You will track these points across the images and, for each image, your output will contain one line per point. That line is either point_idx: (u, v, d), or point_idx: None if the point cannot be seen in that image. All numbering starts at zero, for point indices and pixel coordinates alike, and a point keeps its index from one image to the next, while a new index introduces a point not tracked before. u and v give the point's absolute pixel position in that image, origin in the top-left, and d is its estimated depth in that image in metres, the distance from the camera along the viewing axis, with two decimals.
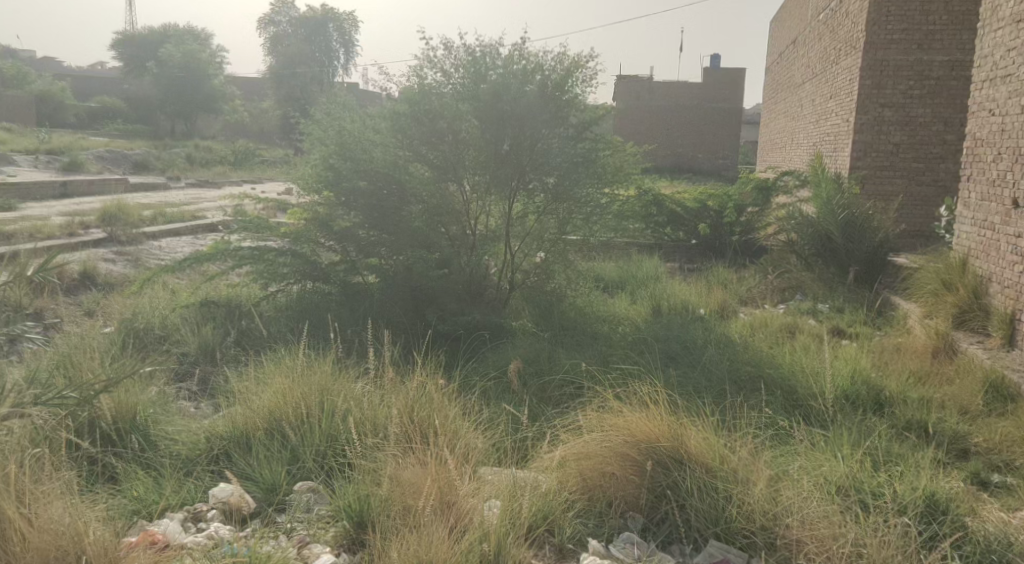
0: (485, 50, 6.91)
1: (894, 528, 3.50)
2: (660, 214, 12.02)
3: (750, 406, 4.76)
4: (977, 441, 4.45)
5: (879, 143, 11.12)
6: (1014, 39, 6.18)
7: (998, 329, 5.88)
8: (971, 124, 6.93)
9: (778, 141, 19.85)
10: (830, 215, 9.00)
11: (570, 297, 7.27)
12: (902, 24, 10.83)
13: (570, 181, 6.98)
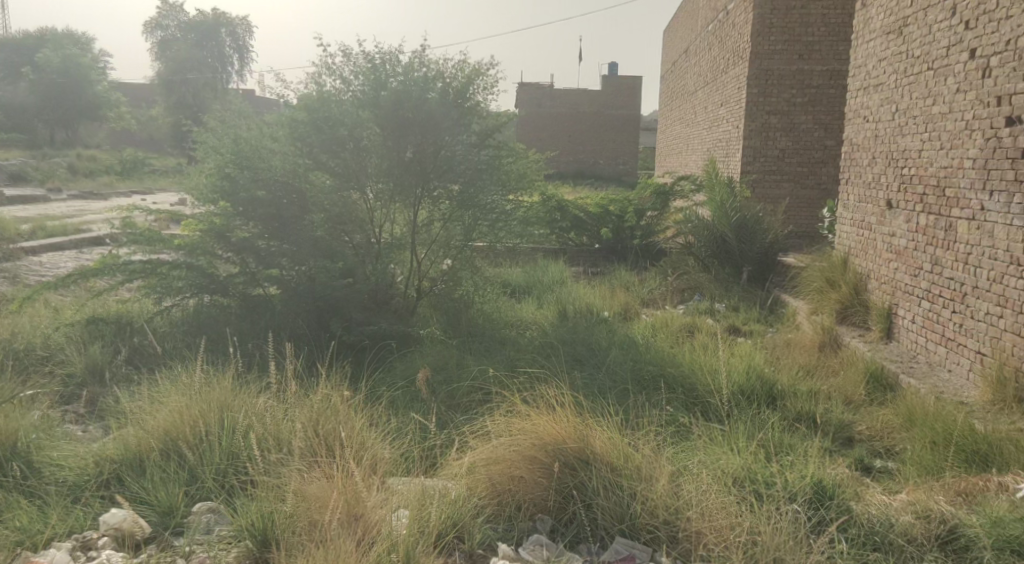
0: (384, 56, 6.88)
1: (785, 515, 3.72)
2: (564, 218, 12.41)
3: (653, 404, 4.86)
4: (859, 429, 4.75)
5: (766, 149, 11.67)
6: (884, 50, 6.63)
7: (878, 322, 6.35)
8: (847, 130, 7.38)
9: (674, 145, 20.58)
10: (724, 219, 9.39)
11: (477, 304, 7.32)
12: (783, 35, 11.39)
13: (475, 188, 7.06)
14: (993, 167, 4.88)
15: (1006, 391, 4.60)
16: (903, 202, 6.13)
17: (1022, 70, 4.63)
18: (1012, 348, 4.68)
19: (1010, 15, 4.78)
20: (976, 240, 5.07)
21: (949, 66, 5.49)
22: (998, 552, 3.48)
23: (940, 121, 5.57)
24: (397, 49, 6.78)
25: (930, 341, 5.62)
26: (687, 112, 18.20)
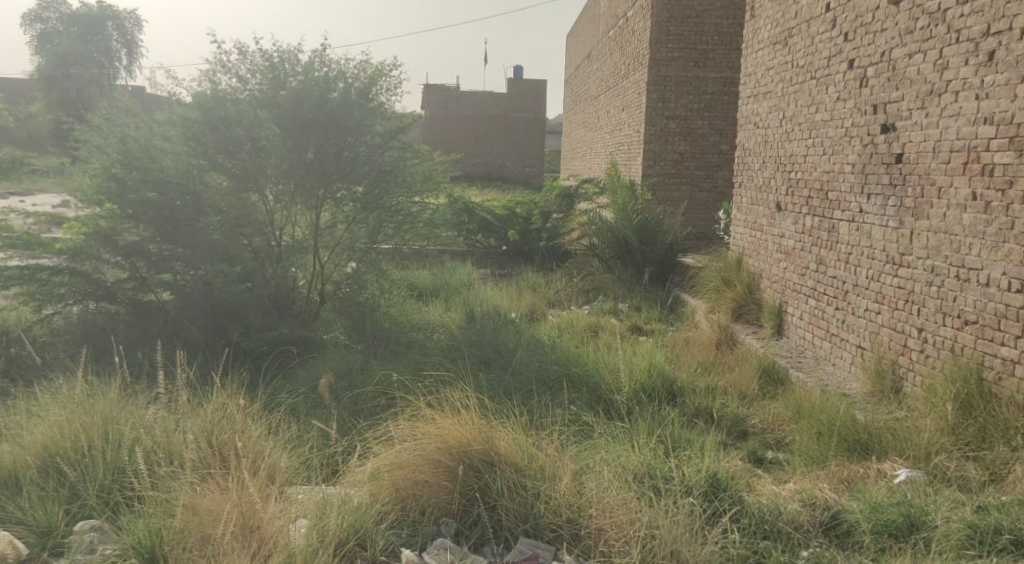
0: (282, 55, 6.76)
1: (682, 508, 3.82)
2: (472, 220, 12.43)
3: (557, 404, 4.88)
4: (753, 422, 4.96)
5: (664, 153, 12.03)
6: (771, 59, 6.95)
7: (769, 319, 6.72)
8: (740, 135, 7.65)
9: (578, 147, 20.93)
10: (626, 220, 9.61)
11: (383, 307, 7.28)
12: (680, 42, 11.77)
13: (379, 190, 7.07)
14: (871, 171, 5.30)
15: (883, 382, 5.05)
16: (791, 204, 6.47)
17: (895, 81, 5.04)
18: (888, 342, 5.13)
19: (884, 28, 5.17)
20: (857, 240, 5.50)
21: (830, 75, 5.86)
22: (876, 535, 3.68)
23: (822, 128, 5.94)
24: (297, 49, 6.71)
25: (817, 337, 6.02)
26: (590, 115, 18.54)
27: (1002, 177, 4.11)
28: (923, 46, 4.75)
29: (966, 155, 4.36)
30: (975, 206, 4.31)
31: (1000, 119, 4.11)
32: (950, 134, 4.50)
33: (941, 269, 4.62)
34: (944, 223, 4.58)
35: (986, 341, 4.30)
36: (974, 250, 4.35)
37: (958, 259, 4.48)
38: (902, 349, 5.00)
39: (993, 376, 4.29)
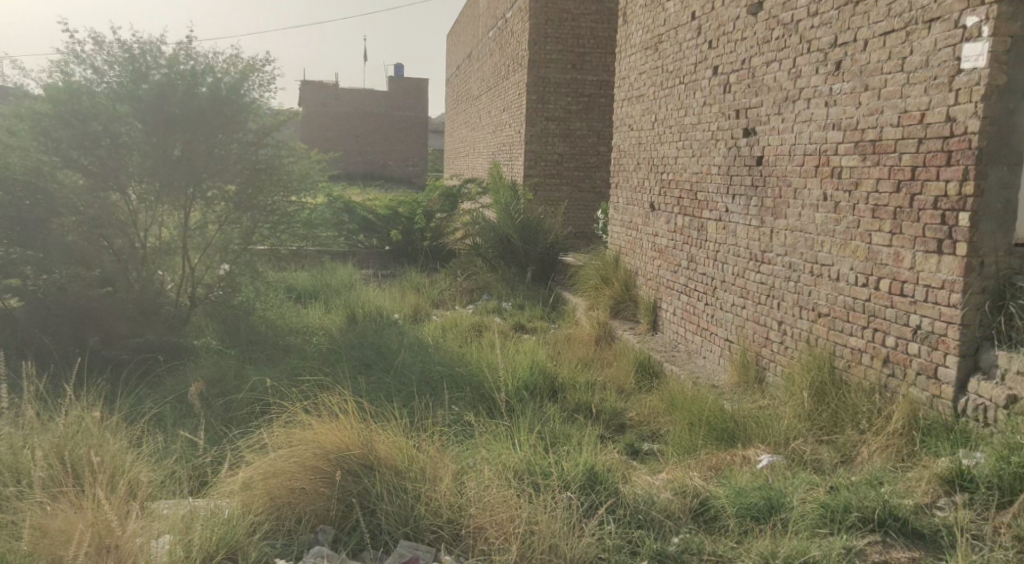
0: (144, 47, 6.41)
1: (559, 503, 3.89)
2: (353, 221, 12.25)
3: (438, 405, 4.85)
4: (630, 415, 5.13)
5: (545, 154, 12.26)
6: (643, 63, 7.19)
7: (645, 315, 6.98)
8: (616, 137, 7.87)
9: (461, 147, 20.93)
10: (508, 220, 9.78)
11: (260, 313, 7.13)
12: (558, 45, 11.95)
13: (253, 189, 6.88)
14: (735, 173, 5.63)
15: (748, 372, 5.38)
16: (663, 204, 6.75)
17: (756, 87, 5.38)
18: (752, 335, 5.48)
19: (744, 37, 5.50)
20: (723, 239, 5.81)
21: (697, 80, 6.16)
22: (740, 519, 3.86)
23: (692, 131, 6.22)
24: (159, 40, 6.36)
25: (688, 331, 6.32)
26: (471, 115, 18.57)
27: (849, 180, 4.54)
28: (781, 55, 5.09)
29: (819, 158, 4.76)
30: (825, 206, 4.73)
31: (847, 126, 4.53)
32: (804, 139, 4.89)
33: (798, 266, 5.01)
34: (800, 222, 4.96)
35: (836, 332, 4.74)
36: (826, 247, 4.76)
37: (812, 256, 4.88)
38: (763, 341, 5.36)
39: (843, 364, 4.72)
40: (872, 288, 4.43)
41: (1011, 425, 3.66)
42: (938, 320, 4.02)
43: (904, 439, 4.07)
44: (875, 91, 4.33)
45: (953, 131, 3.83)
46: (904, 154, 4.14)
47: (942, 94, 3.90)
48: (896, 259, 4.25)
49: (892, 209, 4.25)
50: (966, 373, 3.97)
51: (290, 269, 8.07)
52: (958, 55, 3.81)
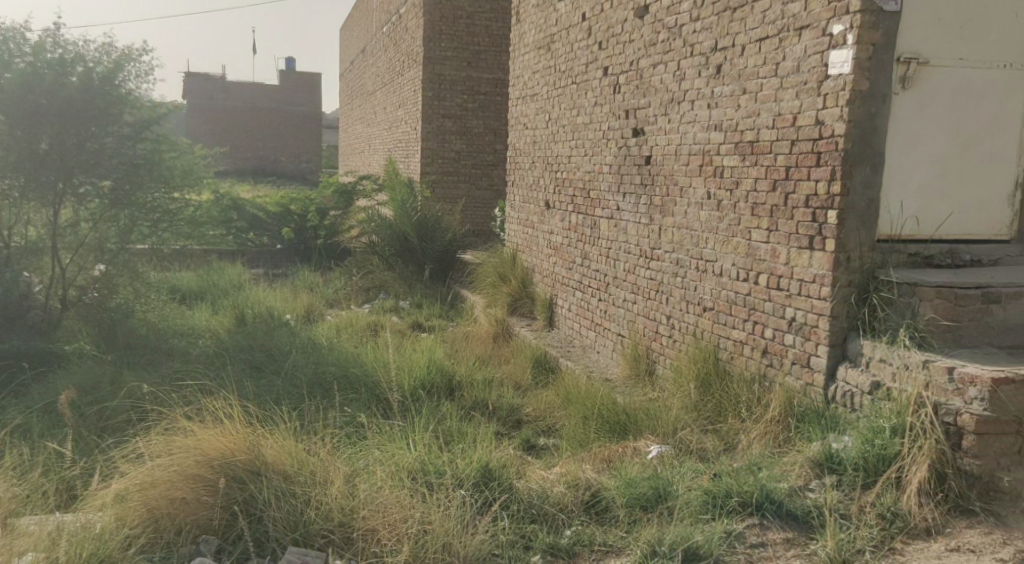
0: (6, 33, 6.16)
1: (453, 501, 3.87)
2: (241, 218, 12.02)
3: (330, 407, 4.76)
4: (526, 411, 5.17)
5: (442, 151, 12.29)
6: (536, 63, 7.29)
7: (542, 312, 7.09)
8: (511, 135, 7.93)
9: (357, 144, 20.58)
10: (405, 217, 9.75)
11: (141, 313, 6.80)
12: (453, 42, 12.00)
13: (133, 184, 6.65)
14: (625, 172, 5.78)
15: (639, 366, 5.54)
16: (558, 203, 6.86)
17: (642, 89, 5.54)
18: (643, 329, 5.64)
19: (631, 39, 5.66)
20: (615, 236, 5.96)
21: (588, 81, 6.29)
22: (629, 509, 3.96)
23: (584, 130, 6.36)
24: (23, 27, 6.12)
25: (583, 327, 6.45)
26: (367, 112, 18.30)
27: (730, 179, 4.73)
28: (666, 57, 5.26)
29: (702, 158, 4.94)
30: (709, 204, 4.92)
31: (727, 127, 4.72)
32: (688, 140, 5.07)
33: (684, 262, 5.19)
34: (686, 220, 5.15)
35: (719, 326, 4.94)
36: (709, 244, 4.95)
37: (697, 253, 5.07)
38: (653, 335, 5.53)
39: (726, 356, 4.93)
40: (752, 283, 4.64)
41: (874, 408, 3.90)
42: (809, 312, 4.26)
43: (781, 426, 4.29)
44: (752, 94, 4.53)
45: (821, 134, 4.05)
46: (779, 155, 4.35)
47: (811, 98, 4.12)
48: (773, 254, 4.46)
49: (768, 207, 4.46)
50: (835, 361, 4.22)
51: (171, 267, 7.78)
52: (825, 62, 4.03)
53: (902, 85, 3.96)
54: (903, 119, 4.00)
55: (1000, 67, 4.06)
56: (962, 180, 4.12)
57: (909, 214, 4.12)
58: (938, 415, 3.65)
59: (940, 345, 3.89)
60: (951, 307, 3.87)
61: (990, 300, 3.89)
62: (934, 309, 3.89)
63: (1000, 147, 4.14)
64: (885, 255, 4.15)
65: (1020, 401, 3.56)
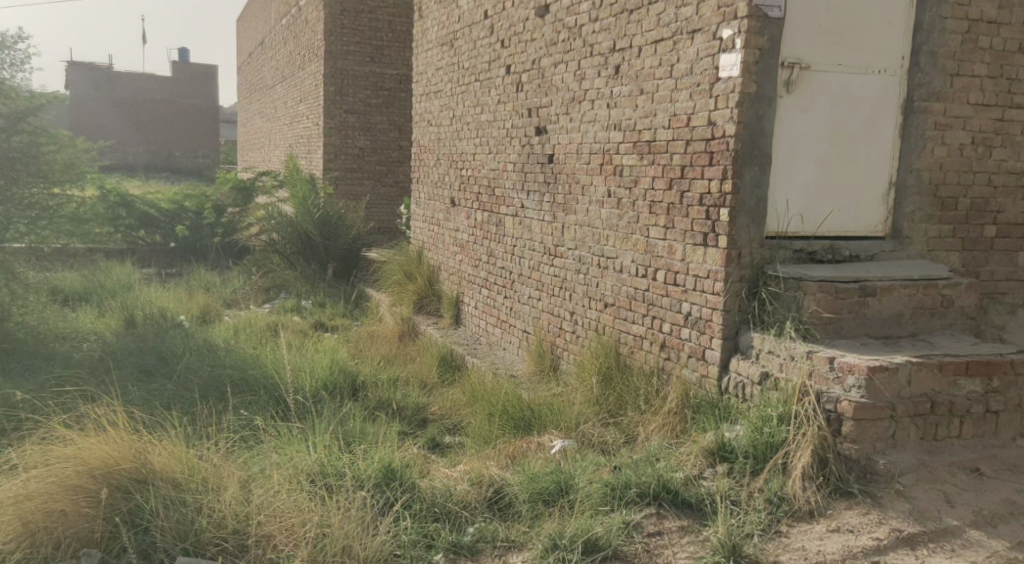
0: None
1: (353, 502, 3.78)
2: (130, 216, 11.48)
3: (225, 411, 4.62)
4: (432, 410, 5.16)
5: (346, 147, 12.14)
6: (440, 60, 7.28)
7: (448, 310, 7.09)
8: (416, 132, 7.90)
9: (255, 138, 19.97)
10: (306, 215, 9.71)
11: (17, 319, 6.31)
12: (355, 37, 11.91)
13: (6, 178, 6.37)
14: (529, 170, 5.84)
15: (543, 362, 5.60)
16: (464, 200, 6.87)
17: (544, 87, 5.60)
18: (547, 326, 5.72)
19: (533, 38, 5.72)
20: (519, 234, 6.01)
21: (492, 78, 6.32)
22: (532, 503, 3.99)
23: (488, 128, 6.40)
24: None
25: (489, 324, 6.50)
26: (265, 107, 17.80)
27: (629, 177, 4.84)
28: (566, 57, 5.34)
29: (603, 157, 5.03)
30: (610, 202, 5.01)
31: (626, 127, 4.82)
32: (589, 138, 5.15)
33: (586, 259, 5.28)
34: (588, 217, 5.24)
35: (620, 321, 5.05)
36: (610, 242, 5.05)
37: (598, 250, 5.16)
38: (558, 331, 5.60)
39: (626, 350, 5.04)
40: (651, 279, 4.76)
41: (763, 398, 4.06)
42: (704, 307, 4.40)
43: (677, 417, 4.42)
44: (650, 95, 4.64)
45: (713, 134, 4.20)
46: (675, 155, 4.48)
47: (704, 100, 4.26)
48: (670, 251, 4.59)
49: (665, 205, 4.59)
50: (727, 353, 4.37)
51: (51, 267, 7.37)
52: (717, 64, 4.17)
53: (787, 88, 4.13)
54: (788, 121, 4.18)
55: (876, 71, 4.25)
56: (843, 180, 4.32)
57: (794, 211, 4.30)
58: (820, 402, 3.85)
59: (823, 336, 4.08)
60: (832, 300, 4.07)
61: (867, 293, 4.09)
62: (816, 302, 4.07)
63: (877, 148, 4.33)
64: (773, 251, 4.31)
65: (892, 388, 3.78)
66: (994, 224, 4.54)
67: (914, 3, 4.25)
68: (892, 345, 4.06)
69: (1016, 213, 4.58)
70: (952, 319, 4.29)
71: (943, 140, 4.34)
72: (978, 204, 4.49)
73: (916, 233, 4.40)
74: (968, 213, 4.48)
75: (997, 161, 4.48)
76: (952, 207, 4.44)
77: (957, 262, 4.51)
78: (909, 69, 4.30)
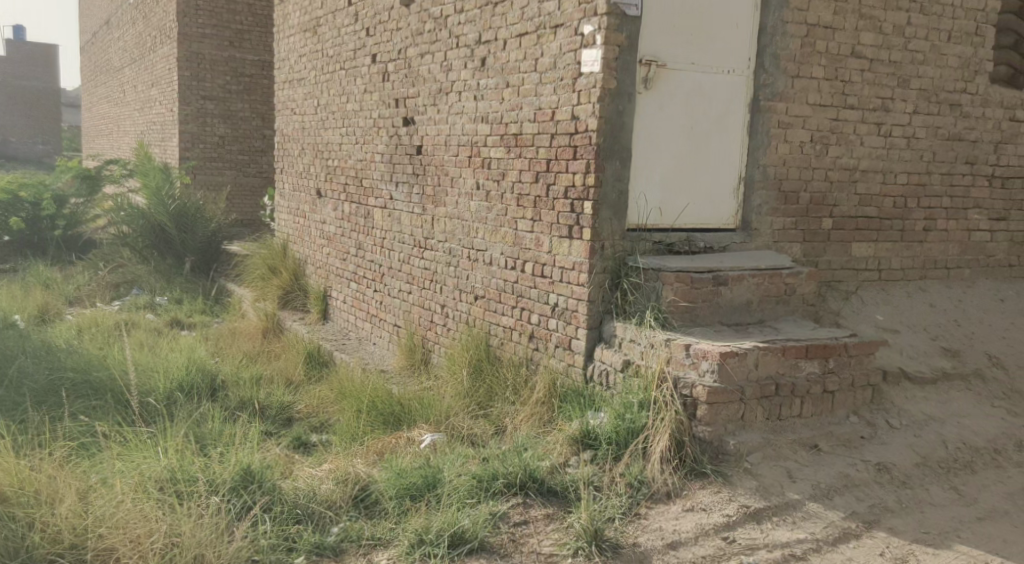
0: None
1: (206, 508, 3.55)
2: None
3: (65, 417, 4.31)
4: (298, 408, 5.03)
5: (204, 134, 12.00)
6: (302, 46, 7.09)
7: (316, 304, 6.96)
8: (279, 121, 7.69)
9: (101, 125, 18.80)
10: (160, 205, 9.31)
11: None
12: (211, 19, 11.70)
13: None
14: (397, 162, 5.79)
15: (414, 355, 5.58)
16: (330, 191, 6.78)
17: (411, 78, 5.55)
18: (418, 319, 5.70)
19: (399, 28, 5.65)
20: (389, 226, 5.97)
21: (357, 67, 6.22)
22: (399, 500, 3.87)
23: (354, 117, 6.32)
24: None
25: (359, 318, 6.43)
26: (114, 93, 16.71)
27: (496, 170, 4.86)
28: (432, 48, 5.32)
29: (471, 149, 5.03)
30: (479, 194, 5.02)
31: (493, 119, 4.84)
32: (457, 130, 5.14)
33: (456, 251, 5.28)
34: (457, 210, 5.24)
35: (490, 312, 5.08)
36: (480, 234, 5.06)
37: (468, 242, 5.17)
38: (429, 324, 5.60)
39: (496, 342, 5.08)
40: (520, 271, 4.80)
41: (626, 385, 4.16)
42: (570, 298, 4.48)
43: (545, 407, 4.48)
44: (515, 88, 4.67)
45: (577, 128, 4.26)
46: (541, 148, 4.52)
47: (567, 94, 4.32)
48: (537, 243, 4.64)
49: (532, 197, 4.63)
50: (592, 343, 4.47)
51: None
52: (579, 60, 4.24)
53: (645, 86, 4.26)
54: (646, 117, 4.31)
55: (726, 71, 4.46)
56: (698, 175, 4.51)
57: (653, 205, 4.45)
58: (677, 388, 3.98)
59: (680, 324, 4.24)
60: (688, 290, 4.21)
61: (720, 282, 4.27)
62: (674, 291, 4.20)
63: (727, 145, 4.55)
64: (634, 243, 4.43)
65: (740, 372, 3.97)
66: (830, 217, 4.89)
67: (760, 7, 4.48)
68: (741, 331, 4.27)
69: (849, 207, 4.94)
70: (795, 306, 4.57)
71: (785, 137, 4.62)
72: (816, 198, 4.82)
73: (763, 226, 4.68)
74: (808, 207, 4.80)
75: (832, 159, 4.81)
76: (793, 201, 4.74)
77: (798, 253, 4.82)
78: (756, 70, 4.53)
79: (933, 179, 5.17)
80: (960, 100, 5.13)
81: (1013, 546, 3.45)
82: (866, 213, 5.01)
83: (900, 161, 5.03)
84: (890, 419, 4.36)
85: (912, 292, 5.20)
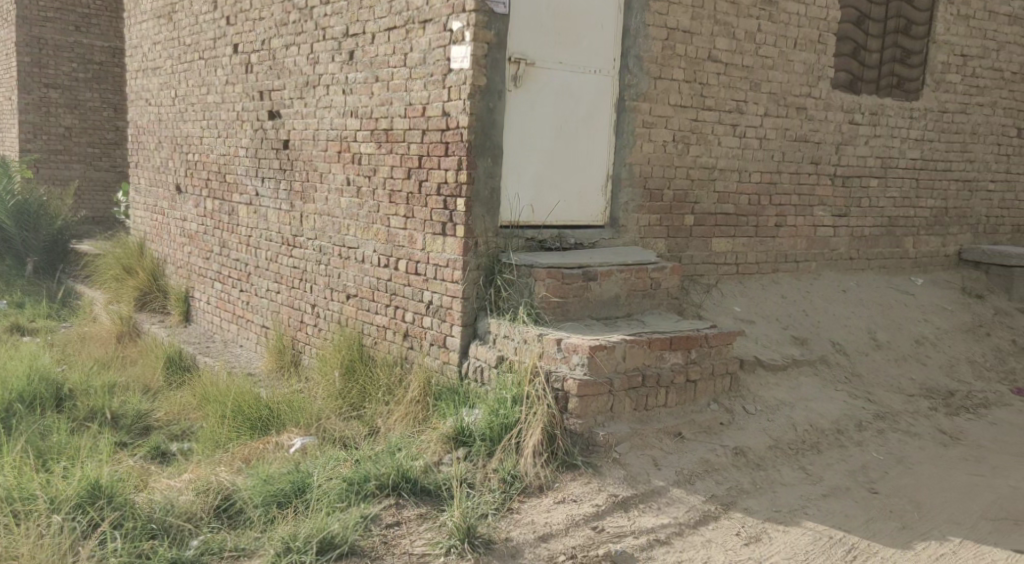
0: None
1: (45, 529, 3.26)
2: None
3: None
4: (156, 415, 4.77)
5: (48, 125, 11.32)
6: (156, 34, 6.71)
7: (177, 306, 6.64)
8: (132, 112, 7.27)
9: None
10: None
11: None
12: (54, 2, 11.08)
13: None
14: (263, 157, 5.59)
15: (284, 357, 5.41)
16: (191, 187, 6.48)
17: (276, 70, 5.37)
18: (288, 319, 5.54)
19: (261, 17, 5.44)
20: (254, 223, 5.76)
21: (218, 57, 5.94)
22: (265, 507, 3.68)
23: (216, 110, 6.04)
24: None
25: (224, 319, 6.18)
26: None
27: (367, 166, 4.77)
28: (297, 39, 5.16)
29: (340, 145, 4.93)
30: (349, 190, 4.92)
31: (362, 114, 4.75)
32: (326, 125, 5.01)
33: (327, 249, 5.15)
34: (327, 206, 5.11)
35: (363, 311, 4.99)
36: (350, 231, 4.96)
37: (339, 240, 5.05)
38: (298, 324, 5.45)
39: (370, 341, 5.00)
40: (392, 269, 4.74)
41: (499, 381, 4.18)
42: (444, 295, 4.45)
43: (419, 406, 4.43)
44: (384, 83, 4.59)
45: (448, 125, 4.23)
46: (412, 144, 4.47)
47: (437, 90, 4.29)
48: (410, 241, 4.58)
49: (405, 194, 4.57)
50: (466, 340, 4.46)
51: None
52: (448, 56, 4.20)
53: (514, 84, 4.28)
54: (516, 115, 4.34)
55: (593, 72, 4.56)
56: (568, 173, 4.59)
57: (524, 203, 4.49)
58: (549, 382, 4.03)
59: (552, 318, 4.29)
60: (559, 285, 4.27)
61: (590, 277, 4.36)
62: (546, 287, 4.25)
63: (595, 143, 4.65)
64: (507, 240, 4.45)
65: (609, 364, 4.07)
66: (692, 214, 5.12)
67: (624, 9, 4.61)
68: (610, 324, 4.38)
69: (710, 204, 5.17)
70: (660, 299, 4.73)
71: (649, 137, 4.78)
72: (679, 196, 5.02)
73: (629, 223, 4.82)
74: (672, 204, 4.99)
75: (693, 158, 5.02)
76: (657, 198, 4.92)
77: (663, 248, 5.01)
78: (621, 71, 4.66)
79: (784, 178, 5.50)
80: (806, 104, 5.48)
81: (853, 520, 3.69)
82: (725, 210, 5.26)
83: (754, 161, 5.32)
84: (747, 405, 4.60)
85: (767, 284, 5.51)
